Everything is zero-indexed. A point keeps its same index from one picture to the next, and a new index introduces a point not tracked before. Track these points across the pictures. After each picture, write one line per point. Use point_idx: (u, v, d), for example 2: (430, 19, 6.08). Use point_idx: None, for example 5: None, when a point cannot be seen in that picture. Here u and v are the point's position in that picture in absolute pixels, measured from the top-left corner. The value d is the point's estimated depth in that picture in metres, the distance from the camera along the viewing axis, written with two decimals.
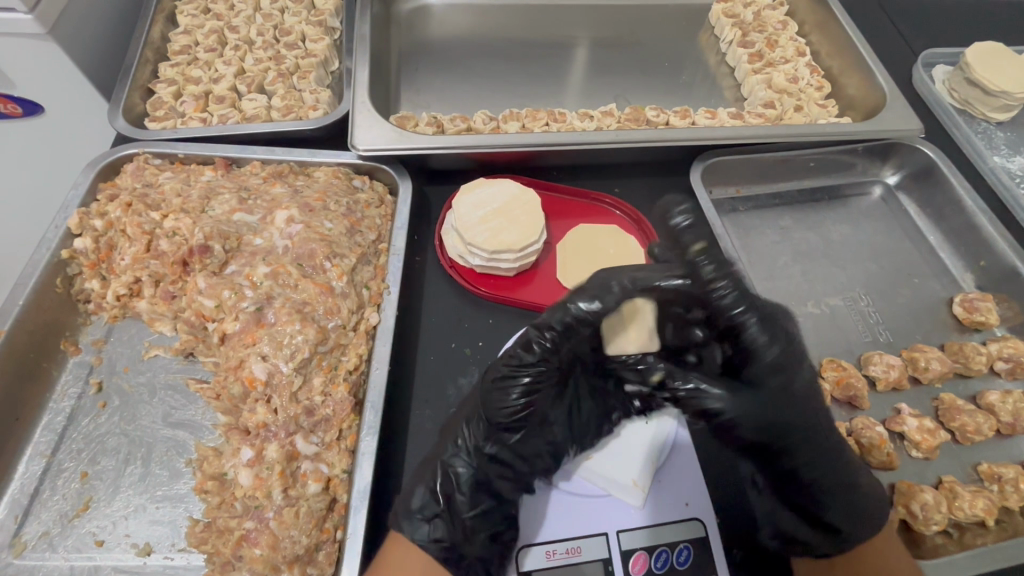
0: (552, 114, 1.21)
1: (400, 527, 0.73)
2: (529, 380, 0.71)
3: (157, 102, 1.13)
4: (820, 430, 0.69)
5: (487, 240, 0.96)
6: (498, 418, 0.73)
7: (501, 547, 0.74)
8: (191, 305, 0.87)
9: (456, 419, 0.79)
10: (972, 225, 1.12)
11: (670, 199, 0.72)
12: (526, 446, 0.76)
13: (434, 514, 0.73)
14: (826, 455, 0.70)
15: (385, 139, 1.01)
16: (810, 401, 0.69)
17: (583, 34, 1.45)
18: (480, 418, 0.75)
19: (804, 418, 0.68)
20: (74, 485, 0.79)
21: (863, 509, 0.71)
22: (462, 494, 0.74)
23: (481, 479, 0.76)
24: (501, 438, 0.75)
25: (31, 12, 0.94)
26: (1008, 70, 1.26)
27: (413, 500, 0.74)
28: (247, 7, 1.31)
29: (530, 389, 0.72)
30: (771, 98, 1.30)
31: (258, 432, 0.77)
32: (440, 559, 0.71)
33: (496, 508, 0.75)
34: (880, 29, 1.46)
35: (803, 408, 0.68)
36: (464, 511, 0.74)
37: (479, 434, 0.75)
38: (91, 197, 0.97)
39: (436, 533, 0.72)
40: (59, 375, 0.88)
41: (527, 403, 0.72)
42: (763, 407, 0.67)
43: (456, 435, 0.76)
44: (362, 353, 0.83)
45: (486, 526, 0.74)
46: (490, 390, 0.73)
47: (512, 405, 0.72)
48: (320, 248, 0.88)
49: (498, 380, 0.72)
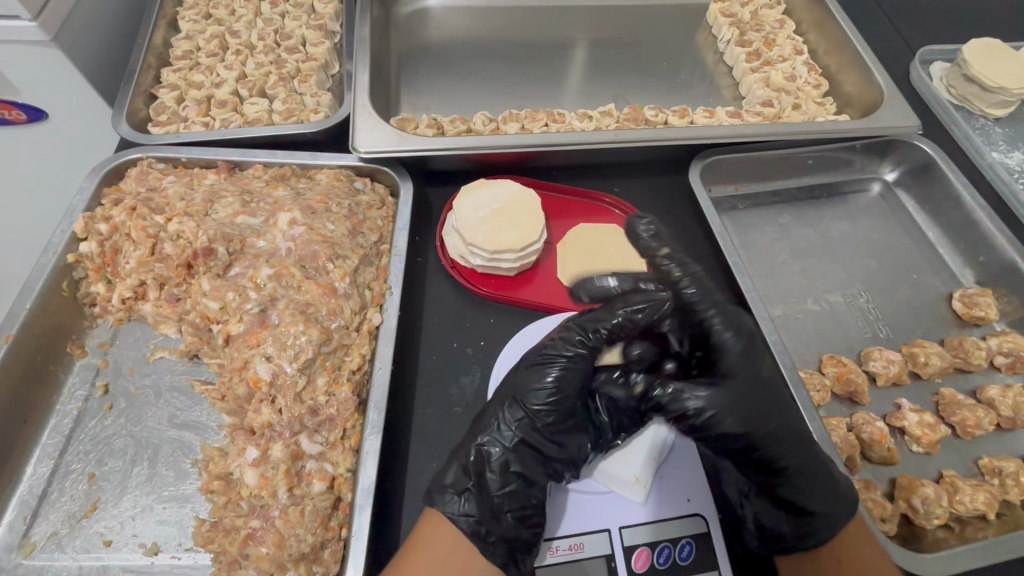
0: (551, 115, 1.22)
1: (433, 501, 0.72)
2: (561, 365, 0.77)
3: (160, 108, 1.15)
4: (793, 417, 0.75)
5: (487, 240, 0.97)
6: (532, 399, 0.76)
7: (529, 532, 0.72)
8: (196, 307, 0.88)
9: (490, 405, 0.79)
10: (970, 221, 1.12)
11: (634, 217, 0.91)
12: (558, 433, 0.77)
13: (466, 488, 0.73)
14: (799, 444, 0.73)
15: (385, 142, 1.02)
16: (778, 392, 0.75)
17: (580, 35, 1.46)
18: (515, 400, 0.77)
19: (773, 399, 0.74)
20: (81, 487, 0.80)
21: (836, 496, 0.73)
22: (493, 473, 0.74)
23: (512, 460, 0.75)
24: (532, 419, 0.76)
25: (35, 19, 0.95)
26: (1005, 66, 1.27)
27: (446, 476, 0.74)
28: (248, 12, 1.33)
29: (561, 375, 0.77)
30: (769, 96, 1.31)
31: (263, 431, 0.78)
32: (468, 533, 0.70)
33: (526, 491, 0.74)
34: (877, 27, 1.47)
35: (774, 395, 0.74)
36: (493, 489, 0.73)
37: (513, 414, 0.77)
38: (96, 202, 0.98)
39: (466, 508, 0.71)
40: (66, 377, 0.89)
41: (558, 388, 0.76)
42: (734, 395, 0.72)
43: (492, 416, 0.77)
44: (365, 353, 0.84)
45: (514, 507, 0.72)
46: (526, 373, 0.78)
47: (546, 385, 0.76)
48: (322, 250, 0.89)
49: (534, 365, 0.78)
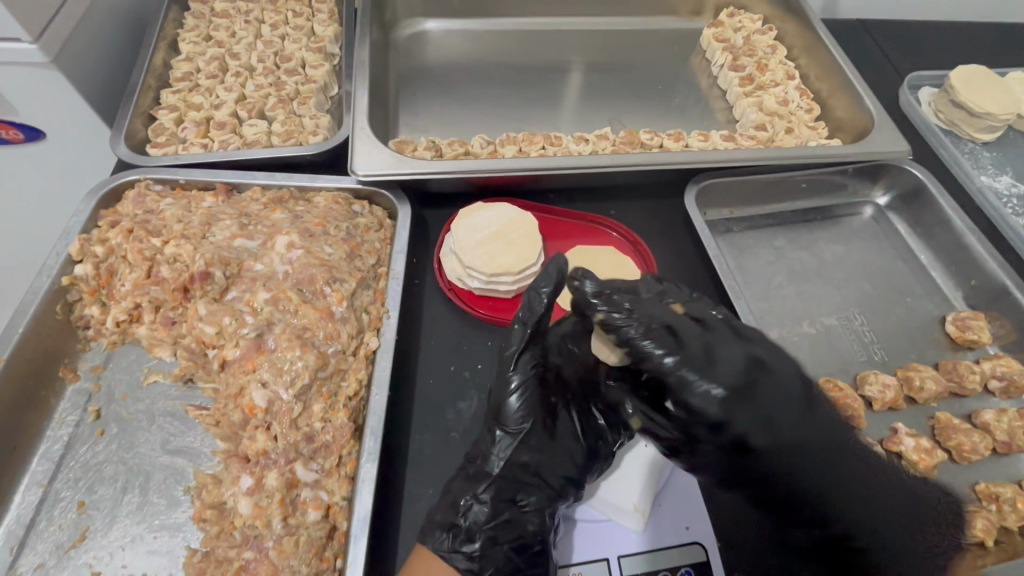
0: (548, 138, 1.23)
1: (423, 539, 0.74)
2: (519, 387, 0.82)
3: (159, 129, 1.15)
4: (818, 474, 0.69)
5: (485, 263, 0.98)
6: (504, 422, 0.81)
7: (526, 559, 0.74)
8: (192, 332, 0.88)
9: (479, 437, 0.82)
10: (961, 244, 1.14)
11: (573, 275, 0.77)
12: (542, 453, 0.80)
13: (453, 525, 0.74)
14: (829, 496, 0.70)
15: (384, 165, 1.02)
16: (786, 454, 0.68)
17: (576, 60, 1.50)
18: (492, 426, 0.81)
19: (788, 462, 0.68)
20: (70, 515, 0.79)
21: (885, 543, 0.70)
22: (481, 504, 0.75)
23: (503, 490, 0.77)
24: (511, 444, 0.79)
25: (36, 42, 0.96)
26: (991, 93, 1.30)
27: (437, 512, 0.76)
28: (249, 35, 1.35)
29: (524, 396, 0.81)
30: (762, 120, 1.33)
31: (258, 459, 0.78)
32: (464, 568, 0.72)
33: (518, 519, 0.76)
34: (866, 53, 1.51)
35: (787, 460, 0.68)
36: (485, 522, 0.75)
37: (495, 441, 0.80)
38: (92, 224, 0.98)
39: (456, 544, 0.73)
40: (58, 402, 0.88)
41: (527, 408, 0.81)
42: (721, 458, 0.70)
43: (480, 448, 0.80)
44: (361, 378, 0.83)
45: (508, 537, 0.75)
46: (494, 401, 0.82)
47: (514, 410, 0.81)
48: (320, 274, 0.89)
49: (497, 390, 0.83)
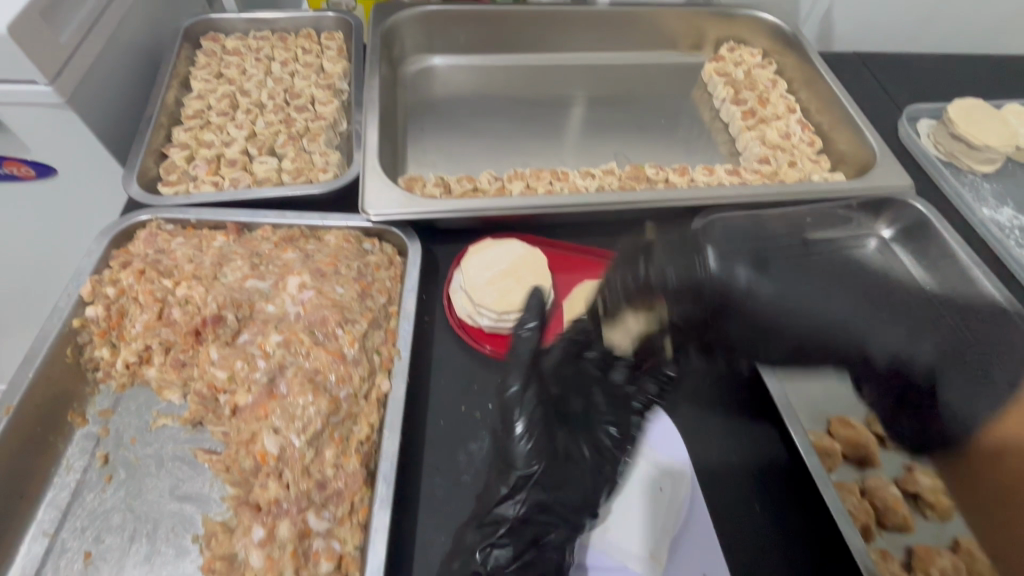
0: (555, 174, 1.24)
1: None
2: (522, 423, 0.83)
3: (170, 166, 1.16)
4: None
5: (496, 300, 1.00)
6: (512, 463, 0.81)
7: None
8: (203, 377, 0.89)
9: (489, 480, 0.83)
10: (967, 277, 1.12)
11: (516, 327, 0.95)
12: (558, 485, 0.79)
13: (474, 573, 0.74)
14: None
15: (394, 204, 1.03)
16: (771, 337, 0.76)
17: (580, 94, 1.53)
18: (503, 468, 0.82)
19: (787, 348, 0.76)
20: (77, 566, 0.77)
21: None
22: (501, 547, 0.74)
23: (523, 527, 0.76)
24: (526, 479, 0.79)
25: (51, 83, 0.97)
26: (989, 126, 1.32)
27: (454, 560, 0.77)
28: (259, 72, 1.37)
29: (529, 431, 0.82)
30: (765, 154, 1.34)
31: (270, 508, 0.77)
32: None
33: (541, 559, 0.75)
34: (864, 86, 1.54)
35: None
36: (505, 565, 0.73)
37: (508, 482, 0.80)
38: (104, 264, 0.98)
39: None
40: (66, 448, 0.87)
41: (535, 440, 0.81)
42: None
43: (492, 492, 0.80)
44: (373, 423, 0.83)
45: None
46: (501, 445, 0.84)
47: (523, 446, 0.81)
48: (332, 315, 0.89)
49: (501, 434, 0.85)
